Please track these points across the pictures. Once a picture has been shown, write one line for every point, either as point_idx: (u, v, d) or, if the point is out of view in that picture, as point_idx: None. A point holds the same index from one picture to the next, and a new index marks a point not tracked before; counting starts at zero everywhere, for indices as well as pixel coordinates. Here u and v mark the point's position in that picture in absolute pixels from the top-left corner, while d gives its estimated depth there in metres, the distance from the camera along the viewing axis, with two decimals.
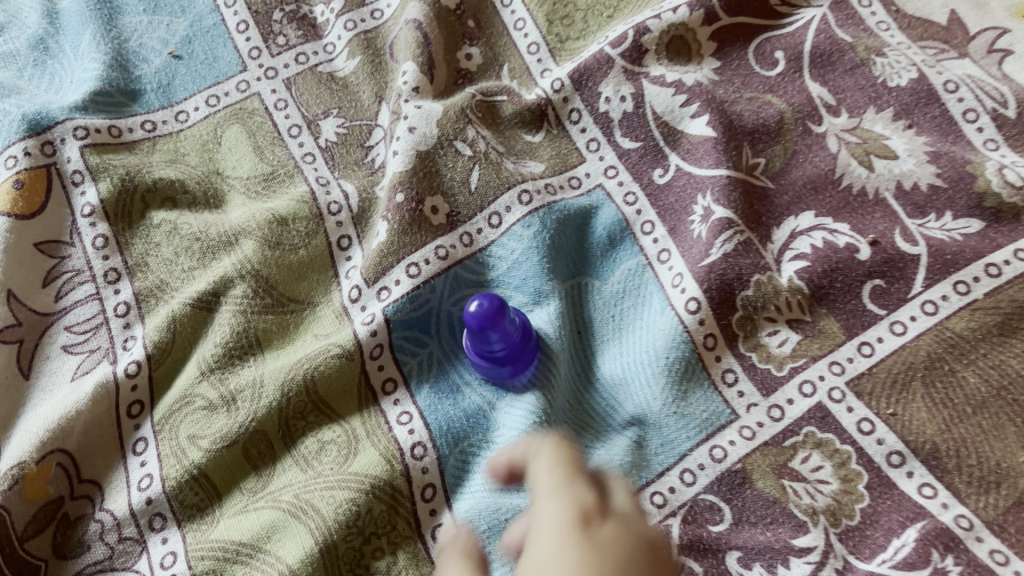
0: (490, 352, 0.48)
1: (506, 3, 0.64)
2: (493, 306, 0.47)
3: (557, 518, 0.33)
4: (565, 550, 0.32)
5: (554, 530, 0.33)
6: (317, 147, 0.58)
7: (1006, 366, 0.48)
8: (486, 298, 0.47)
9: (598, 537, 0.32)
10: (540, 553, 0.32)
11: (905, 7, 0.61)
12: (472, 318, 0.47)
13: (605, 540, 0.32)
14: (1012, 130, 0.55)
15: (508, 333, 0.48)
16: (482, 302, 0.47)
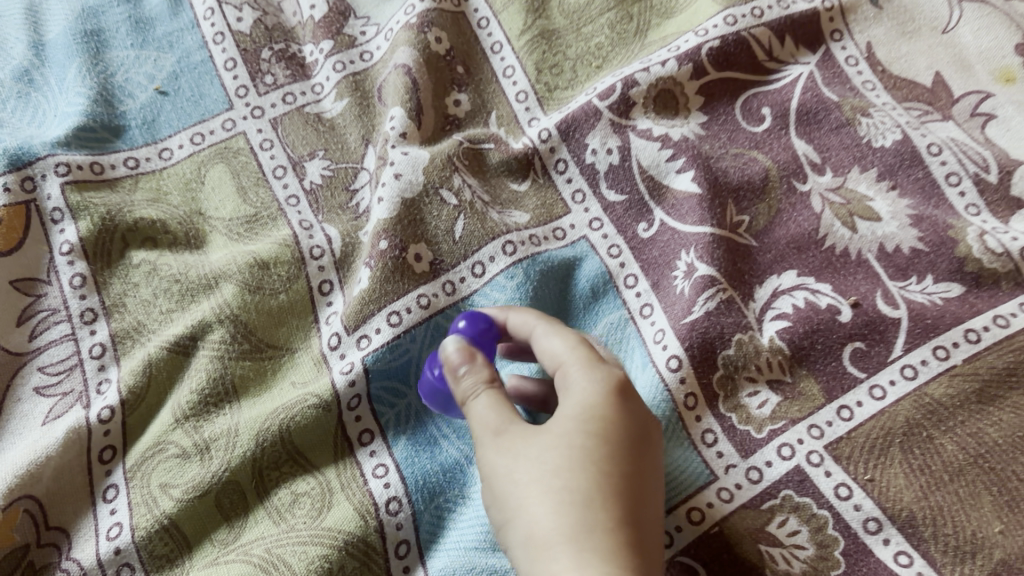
0: None
1: (496, 50, 0.64)
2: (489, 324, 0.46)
3: (598, 378, 0.41)
4: (605, 406, 0.40)
5: (593, 373, 0.41)
6: (302, 190, 0.58)
7: (984, 434, 0.48)
8: (476, 316, 0.46)
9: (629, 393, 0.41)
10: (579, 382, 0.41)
11: (892, 67, 0.62)
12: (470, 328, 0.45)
13: (633, 412, 0.40)
14: (994, 195, 0.56)
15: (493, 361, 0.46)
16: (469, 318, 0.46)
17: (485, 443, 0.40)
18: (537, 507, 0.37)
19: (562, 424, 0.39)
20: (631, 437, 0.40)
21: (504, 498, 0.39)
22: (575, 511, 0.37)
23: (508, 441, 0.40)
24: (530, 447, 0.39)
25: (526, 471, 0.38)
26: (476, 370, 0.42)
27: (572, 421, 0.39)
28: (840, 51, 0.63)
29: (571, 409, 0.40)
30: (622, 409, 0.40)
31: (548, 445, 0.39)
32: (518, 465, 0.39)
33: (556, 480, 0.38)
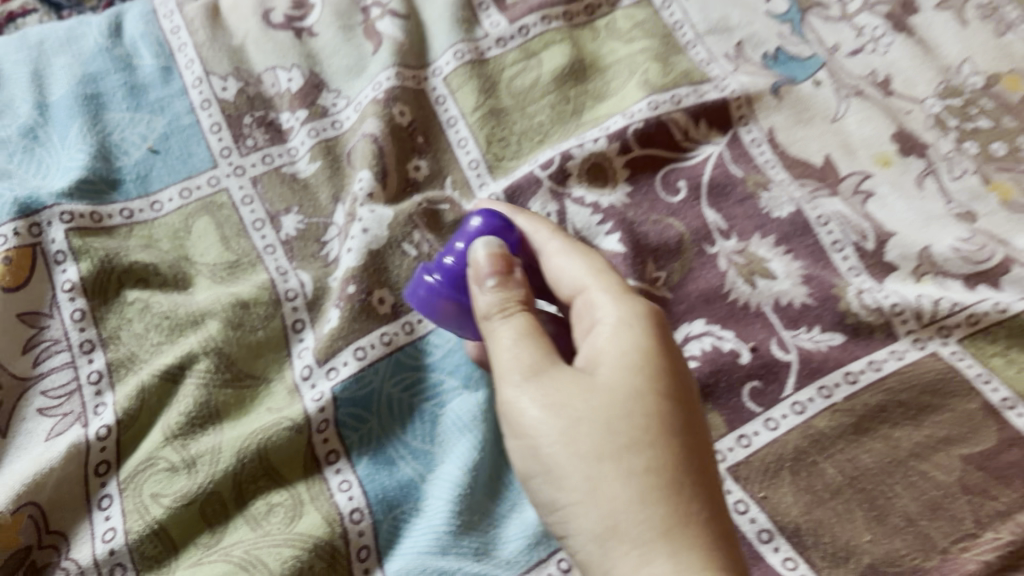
0: None
1: (452, 123, 0.74)
2: (507, 222, 0.55)
3: (643, 351, 0.45)
4: (657, 381, 0.43)
5: (633, 322, 0.46)
6: (278, 240, 0.66)
7: (858, 460, 0.58)
8: (490, 217, 0.55)
9: (661, 325, 0.46)
10: (627, 353, 0.44)
11: (788, 149, 0.73)
12: (488, 226, 0.54)
13: (677, 377, 0.44)
14: (871, 260, 0.67)
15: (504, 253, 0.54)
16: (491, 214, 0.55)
17: (534, 408, 0.43)
18: (610, 484, 0.40)
19: (611, 379, 0.43)
20: (680, 403, 0.43)
21: (565, 474, 0.41)
22: (654, 495, 0.40)
23: (559, 404, 0.43)
24: (585, 409, 0.42)
25: (589, 445, 0.41)
26: (504, 280, 0.49)
27: (620, 378, 0.43)
28: (746, 134, 0.73)
29: (614, 363, 0.44)
30: (666, 356, 0.45)
31: (599, 405, 0.42)
32: (577, 437, 0.42)
33: (625, 455, 0.41)
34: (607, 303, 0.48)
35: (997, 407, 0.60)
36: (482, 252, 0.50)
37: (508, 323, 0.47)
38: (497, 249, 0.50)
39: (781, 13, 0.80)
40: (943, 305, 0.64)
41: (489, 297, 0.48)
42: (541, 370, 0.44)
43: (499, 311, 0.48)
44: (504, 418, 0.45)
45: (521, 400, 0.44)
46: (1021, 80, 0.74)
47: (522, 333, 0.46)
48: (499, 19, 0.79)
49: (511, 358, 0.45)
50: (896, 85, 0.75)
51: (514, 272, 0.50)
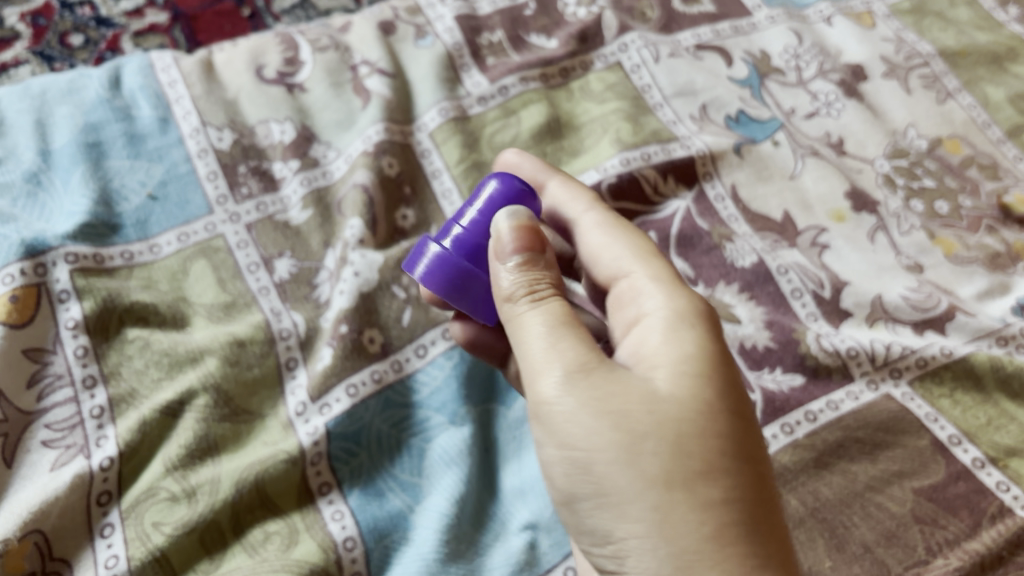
0: None
1: (436, 175, 0.78)
2: (524, 186, 0.52)
3: (700, 358, 0.44)
4: (716, 394, 0.43)
5: (688, 321, 0.46)
6: (272, 283, 0.69)
7: (819, 492, 0.62)
8: (507, 179, 0.52)
9: (713, 322, 0.47)
10: (685, 360, 0.44)
11: (750, 204, 0.78)
12: (507, 189, 0.51)
13: (732, 385, 0.44)
14: (828, 307, 0.72)
15: None
16: (511, 177, 0.52)
17: (589, 417, 0.42)
18: (683, 517, 0.41)
19: (673, 391, 0.43)
20: (737, 414, 0.44)
21: (631, 500, 0.42)
22: (726, 529, 0.41)
23: (618, 415, 0.42)
24: (649, 424, 0.42)
25: (657, 469, 0.41)
26: (529, 257, 0.47)
27: (679, 388, 0.43)
28: (710, 190, 0.79)
29: (671, 371, 0.44)
30: (724, 366, 0.45)
31: (663, 420, 0.42)
32: (644, 457, 0.41)
33: (698, 485, 0.41)
34: (654, 295, 0.48)
35: (945, 443, 0.64)
36: (506, 225, 0.48)
37: (542, 309, 0.46)
38: (523, 222, 0.48)
39: (742, 78, 0.87)
40: (894, 349, 0.68)
41: (516, 277, 0.47)
42: (588, 371, 0.44)
43: (530, 295, 0.46)
44: (544, 418, 0.44)
45: (572, 404, 0.43)
46: (961, 143, 0.83)
47: (556, 322, 0.45)
48: (479, 79, 0.85)
49: (555, 355, 0.44)
50: (848, 146, 0.83)
51: (539, 249, 0.48)
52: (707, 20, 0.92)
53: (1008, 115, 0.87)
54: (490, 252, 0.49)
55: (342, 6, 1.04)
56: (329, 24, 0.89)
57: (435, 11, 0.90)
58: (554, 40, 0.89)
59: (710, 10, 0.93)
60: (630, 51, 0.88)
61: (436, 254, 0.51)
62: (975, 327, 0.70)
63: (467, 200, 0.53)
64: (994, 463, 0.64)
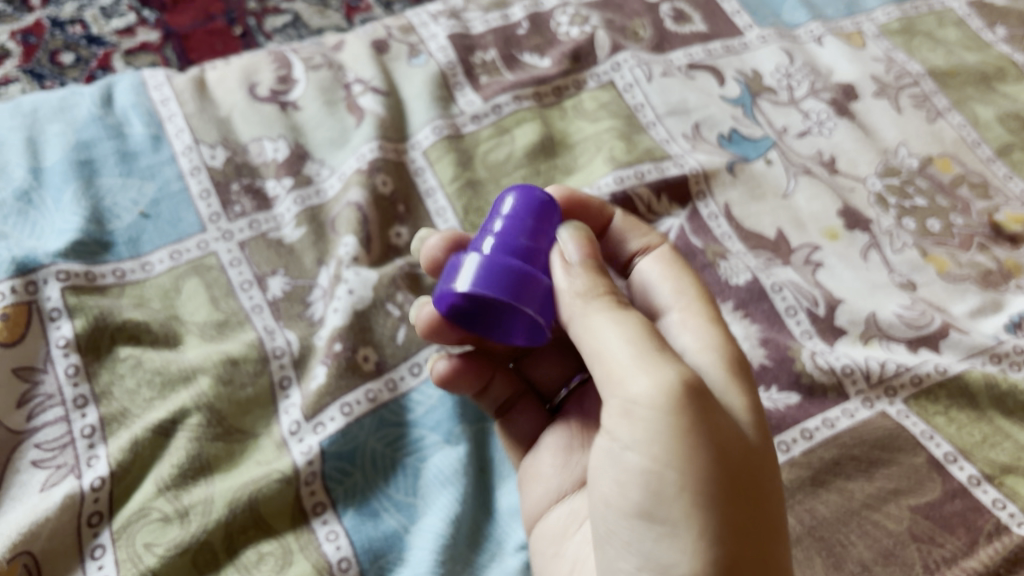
0: (534, 231, 0.52)
1: (430, 194, 0.78)
2: (542, 196, 0.54)
3: (758, 415, 0.49)
4: (771, 454, 0.48)
5: (741, 372, 0.52)
6: (265, 301, 0.69)
7: (816, 510, 0.61)
8: (521, 190, 0.54)
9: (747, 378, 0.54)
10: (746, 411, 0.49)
11: (743, 222, 0.78)
12: (527, 198, 0.53)
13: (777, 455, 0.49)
14: (823, 325, 0.72)
15: (547, 220, 0.53)
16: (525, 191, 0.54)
17: (693, 437, 0.44)
18: (741, 559, 0.43)
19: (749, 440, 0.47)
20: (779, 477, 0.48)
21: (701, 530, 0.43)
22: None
23: (715, 446, 0.44)
24: (734, 464, 0.44)
25: (733, 512, 0.43)
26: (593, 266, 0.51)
27: (744, 430, 0.47)
28: (704, 208, 0.79)
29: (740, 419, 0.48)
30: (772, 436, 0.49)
31: (742, 466, 0.45)
32: (727, 495, 0.44)
33: (757, 535, 0.44)
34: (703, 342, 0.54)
35: (941, 461, 0.64)
36: (566, 237, 0.52)
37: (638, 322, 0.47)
38: (580, 236, 0.53)
39: (734, 98, 0.88)
40: (889, 366, 0.69)
41: (581, 279, 0.50)
42: (697, 390, 0.45)
43: (610, 300, 0.49)
44: (635, 421, 0.45)
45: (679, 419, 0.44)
46: (951, 162, 0.84)
47: (655, 338, 0.47)
48: (473, 98, 0.85)
49: (669, 367, 0.45)
50: (840, 165, 0.83)
51: (600, 261, 0.52)
52: (699, 40, 0.93)
53: (997, 134, 0.87)
54: (552, 255, 0.52)
55: (335, 25, 1.04)
56: (322, 42, 0.89)
57: (428, 30, 0.90)
58: (547, 59, 0.89)
59: (701, 30, 0.94)
60: (622, 70, 0.88)
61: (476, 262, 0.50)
62: (969, 344, 0.70)
63: (486, 224, 0.54)
64: (990, 481, 0.63)
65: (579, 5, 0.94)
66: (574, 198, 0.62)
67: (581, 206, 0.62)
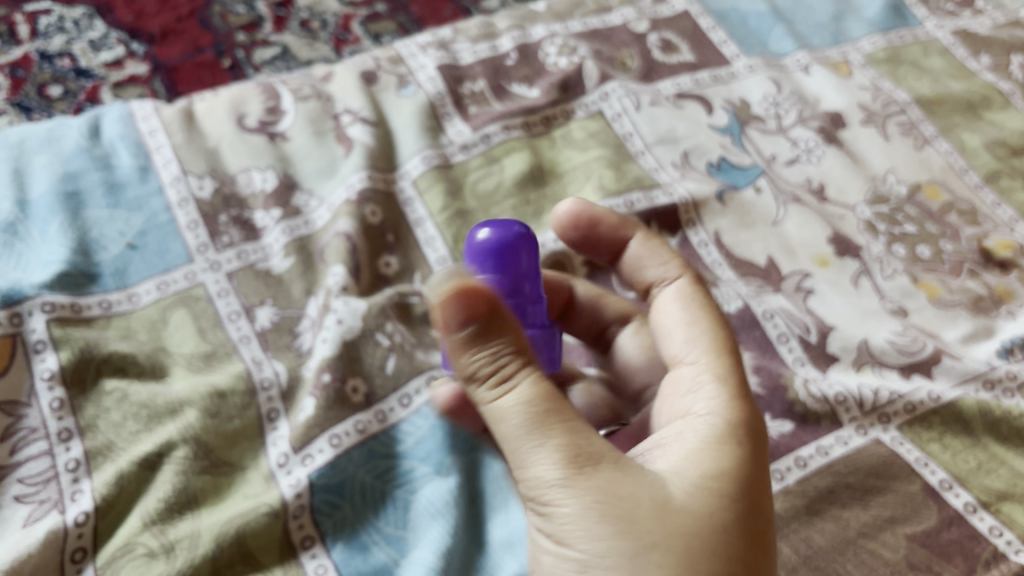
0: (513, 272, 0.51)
1: (419, 223, 0.77)
2: (515, 228, 0.52)
3: (726, 465, 0.46)
4: (731, 510, 0.44)
5: (738, 439, 0.47)
6: (253, 332, 0.68)
7: (812, 540, 0.60)
8: (487, 226, 0.52)
9: (763, 437, 0.48)
10: (708, 463, 0.46)
11: (734, 249, 0.78)
12: (497, 233, 0.51)
13: (752, 504, 0.45)
14: (815, 351, 0.71)
15: (521, 256, 0.51)
16: (502, 223, 0.52)
17: (586, 519, 0.43)
18: None
19: (687, 501, 0.44)
20: (750, 529, 0.44)
21: None
22: None
23: (618, 524, 0.43)
24: (654, 532, 0.42)
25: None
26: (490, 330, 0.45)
27: (698, 498, 0.44)
28: (694, 237, 0.79)
29: (693, 479, 0.45)
30: (749, 482, 0.46)
31: (671, 531, 0.43)
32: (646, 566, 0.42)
33: None
34: (703, 400, 0.50)
35: (937, 488, 0.64)
36: (437, 294, 0.45)
37: (519, 395, 0.45)
38: (449, 291, 0.44)
39: (722, 126, 0.88)
40: (882, 394, 0.68)
41: (456, 357, 0.46)
42: (587, 469, 0.44)
43: (493, 380, 0.45)
44: (541, 511, 0.45)
45: (568, 500, 0.44)
46: (940, 189, 0.84)
47: (537, 407, 0.45)
48: (462, 128, 0.85)
49: (552, 447, 0.44)
50: (829, 192, 0.83)
51: (483, 313, 0.45)
52: (687, 69, 0.94)
53: (984, 160, 0.88)
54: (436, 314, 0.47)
55: (324, 56, 1.05)
56: (311, 73, 0.89)
57: (417, 61, 0.90)
58: (535, 89, 0.90)
59: (689, 60, 0.95)
60: (610, 100, 0.88)
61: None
62: (961, 370, 0.70)
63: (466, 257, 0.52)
64: (986, 508, 0.63)
65: (567, 35, 0.95)
66: (586, 220, 0.62)
67: (591, 226, 0.62)
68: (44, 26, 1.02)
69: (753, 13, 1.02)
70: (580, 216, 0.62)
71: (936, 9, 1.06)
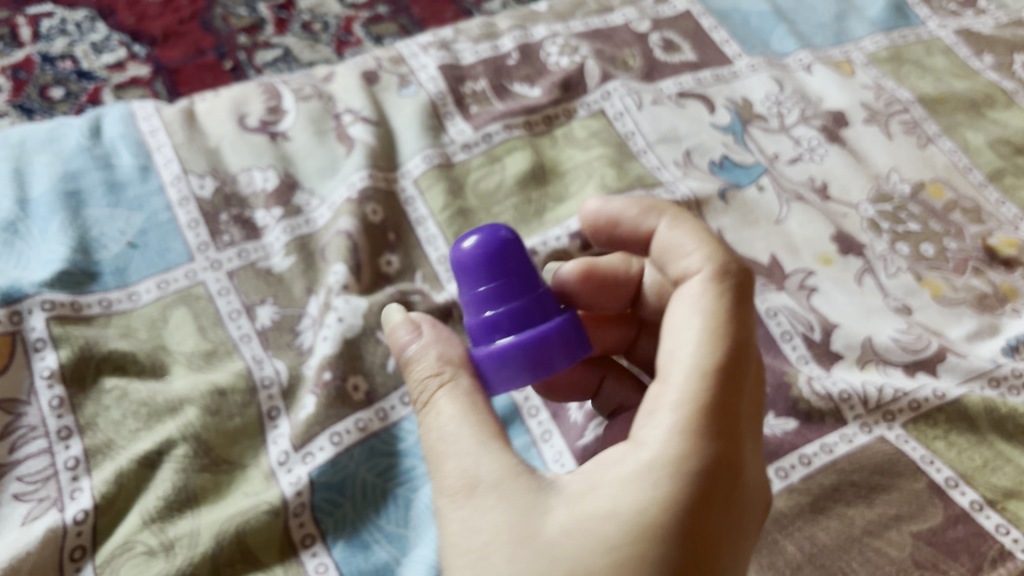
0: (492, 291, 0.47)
1: (421, 222, 0.77)
2: (490, 239, 0.48)
3: (625, 504, 0.40)
4: (600, 555, 0.39)
5: (656, 478, 0.41)
6: (254, 330, 0.68)
7: (816, 538, 0.60)
8: (465, 240, 0.48)
9: (703, 481, 0.41)
10: (606, 501, 0.41)
11: (737, 247, 0.78)
12: (468, 251, 0.48)
13: (640, 555, 0.39)
14: (818, 350, 0.71)
15: (501, 268, 0.47)
16: (488, 227, 0.48)
17: (454, 546, 0.43)
18: None
19: (554, 539, 0.40)
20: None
21: None
22: None
23: (477, 546, 0.42)
24: (501, 563, 0.41)
25: None
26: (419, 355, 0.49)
27: (569, 540, 0.40)
28: None
29: (579, 518, 0.41)
30: (646, 529, 0.40)
31: (523, 567, 0.40)
32: None
33: None
34: (651, 424, 0.43)
35: (942, 486, 0.63)
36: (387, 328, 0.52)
37: (430, 414, 0.47)
38: (392, 326, 0.52)
39: (725, 125, 0.88)
40: (886, 391, 0.67)
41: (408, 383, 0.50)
42: (471, 491, 0.43)
43: (420, 400, 0.48)
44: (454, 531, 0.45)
45: (447, 524, 0.43)
46: (943, 187, 0.84)
47: (449, 424, 0.46)
48: (464, 127, 0.85)
49: (448, 465, 0.44)
50: (832, 191, 0.83)
51: (411, 341, 0.50)
52: (689, 69, 0.93)
53: (988, 159, 0.87)
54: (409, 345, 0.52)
55: (326, 58, 1.05)
56: (312, 73, 0.89)
57: (418, 61, 0.90)
58: (537, 89, 0.89)
59: (691, 59, 0.95)
60: (612, 99, 0.88)
61: (477, 335, 0.48)
62: (966, 367, 0.69)
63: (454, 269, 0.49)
64: (992, 506, 0.62)
65: (568, 35, 0.95)
66: (608, 220, 0.54)
67: (611, 229, 0.54)
68: (46, 29, 1.02)
69: (754, 13, 1.02)
70: (603, 219, 0.55)
71: (939, 9, 1.05)
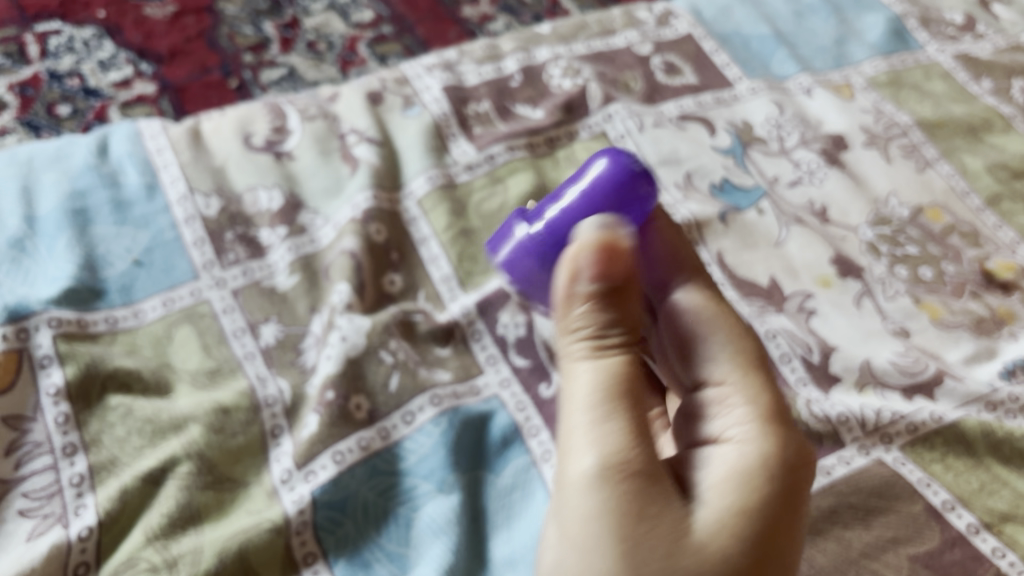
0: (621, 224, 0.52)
1: (424, 243, 0.78)
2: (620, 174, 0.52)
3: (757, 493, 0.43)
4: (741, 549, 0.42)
5: (773, 476, 0.44)
6: (258, 349, 0.68)
7: (814, 560, 0.59)
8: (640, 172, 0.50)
9: (794, 478, 0.45)
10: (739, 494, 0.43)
11: (737, 270, 0.78)
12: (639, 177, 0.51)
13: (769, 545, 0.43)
14: (817, 372, 0.71)
15: None
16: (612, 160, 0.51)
17: (596, 522, 0.41)
18: None
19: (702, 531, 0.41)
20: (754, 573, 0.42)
21: None
22: None
23: (634, 530, 0.40)
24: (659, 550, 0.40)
25: None
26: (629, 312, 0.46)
27: (716, 531, 0.42)
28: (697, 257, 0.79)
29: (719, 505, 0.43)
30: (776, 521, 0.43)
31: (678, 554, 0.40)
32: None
33: None
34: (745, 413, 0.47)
35: (939, 509, 0.63)
36: (587, 247, 0.45)
37: (597, 372, 0.44)
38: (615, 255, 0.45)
39: (725, 148, 0.88)
40: (884, 415, 0.68)
41: (582, 317, 0.45)
42: (626, 471, 0.42)
43: (590, 349, 0.45)
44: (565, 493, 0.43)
45: (589, 497, 0.41)
46: (941, 212, 0.85)
47: (601, 396, 0.44)
48: (467, 148, 0.86)
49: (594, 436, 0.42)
50: (832, 214, 0.84)
51: (612, 280, 0.45)
52: (689, 92, 0.94)
53: (987, 183, 0.88)
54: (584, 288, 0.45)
55: (330, 78, 1.06)
56: (317, 93, 0.90)
57: (422, 82, 0.91)
58: (539, 110, 0.90)
59: (692, 82, 0.96)
60: (614, 121, 0.89)
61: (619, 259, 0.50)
62: (964, 392, 0.70)
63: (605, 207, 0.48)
64: (989, 530, 0.63)
65: (570, 58, 0.96)
66: None
67: None
68: (53, 46, 1.03)
69: (755, 37, 1.03)
70: None
71: (938, 33, 1.06)
